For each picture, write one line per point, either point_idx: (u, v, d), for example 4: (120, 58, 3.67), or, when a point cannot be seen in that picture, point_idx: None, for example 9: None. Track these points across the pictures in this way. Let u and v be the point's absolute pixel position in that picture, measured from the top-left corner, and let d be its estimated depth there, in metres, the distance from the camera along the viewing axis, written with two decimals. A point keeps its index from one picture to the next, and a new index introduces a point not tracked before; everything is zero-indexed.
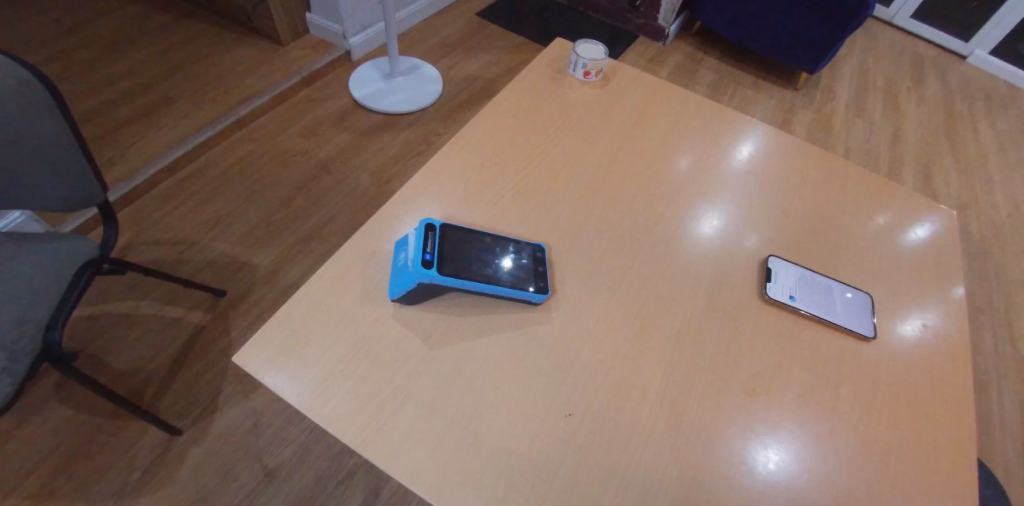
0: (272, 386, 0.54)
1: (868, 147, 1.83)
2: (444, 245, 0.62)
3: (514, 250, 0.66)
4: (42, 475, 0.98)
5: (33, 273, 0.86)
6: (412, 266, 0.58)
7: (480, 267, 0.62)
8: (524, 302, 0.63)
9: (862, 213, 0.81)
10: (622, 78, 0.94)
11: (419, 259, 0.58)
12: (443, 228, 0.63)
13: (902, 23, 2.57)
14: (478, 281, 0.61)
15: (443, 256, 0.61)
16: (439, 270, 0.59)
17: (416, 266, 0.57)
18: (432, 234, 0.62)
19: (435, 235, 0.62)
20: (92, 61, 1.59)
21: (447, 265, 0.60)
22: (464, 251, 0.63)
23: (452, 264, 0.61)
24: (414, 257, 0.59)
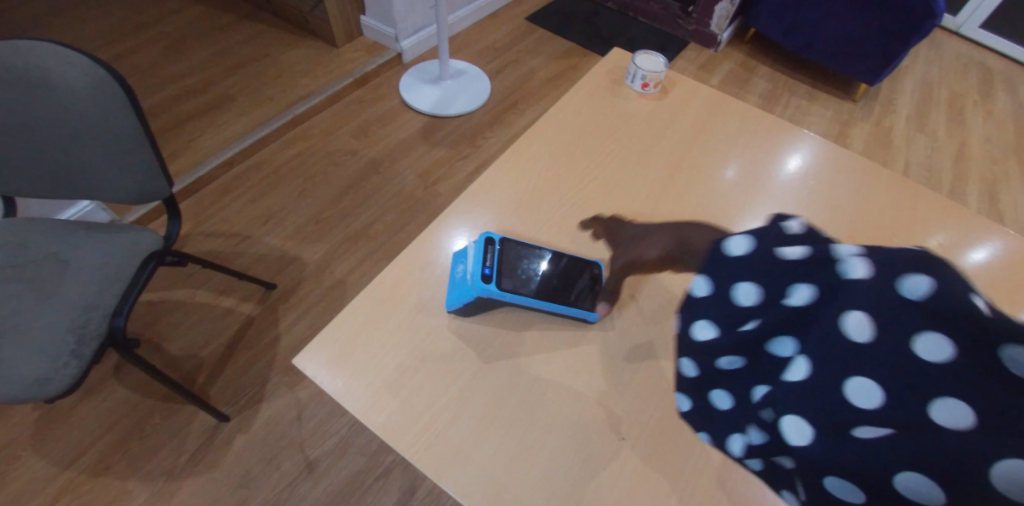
0: (332, 390, 0.56)
1: (928, 163, 1.74)
2: (501, 256, 0.63)
3: (572, 265, 0.66)
4: (100, 450, 1.04)
5: (102, 262, 0.91)
6: (469, 277, 0.59)
7: (535, 282, 0.63)
8: (581, 320, 0.63)
9: (932, 237, 0.76)
10: (681, 90, 0.92)
11: (478, 271, 0.59)
12: (501, 242, 0.64)
13: (970, 33, 2.44)
14: (535, 296, 0.61)
15: (500, 269, 0.61)
16: (497, 284, 0.59)
17: (475, 277, 0.58)
18: (491, 248, 0.62)
19: (494, 249, 0.63)
20: (161, 58, 1.67)
21: (504, 277, 0.61)
22: (521, 266, 0.63)
23: (508, 276, 0.61)
24: (473, 268, 0.59)
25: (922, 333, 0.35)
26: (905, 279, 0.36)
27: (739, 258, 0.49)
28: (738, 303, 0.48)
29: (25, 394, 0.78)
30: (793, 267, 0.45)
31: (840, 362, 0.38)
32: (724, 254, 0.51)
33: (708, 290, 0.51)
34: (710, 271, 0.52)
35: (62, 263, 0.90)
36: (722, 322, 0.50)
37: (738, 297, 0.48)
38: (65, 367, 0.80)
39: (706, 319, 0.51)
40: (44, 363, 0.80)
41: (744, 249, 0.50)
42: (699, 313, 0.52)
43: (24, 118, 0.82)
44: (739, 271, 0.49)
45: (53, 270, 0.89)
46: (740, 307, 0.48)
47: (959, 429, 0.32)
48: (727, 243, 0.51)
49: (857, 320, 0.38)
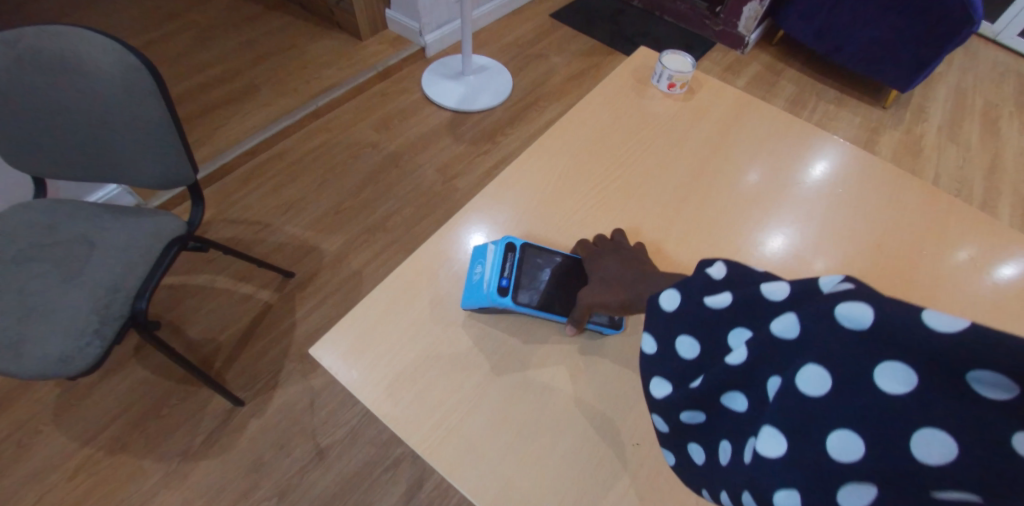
0: (346, 381, 0.56)
1: (959, 174, 1.69)
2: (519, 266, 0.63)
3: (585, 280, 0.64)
4: (119, 428, 1.06)
5: (127, 245, 0.93)
6: (487, 289, 0.59)
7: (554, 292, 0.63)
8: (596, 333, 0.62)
9: (961, 250, 0.73)
10: (708, 92, 0.91)
11: (495, 284, 0.59)
12: (522, 249, 0.64)
13: (1008, 42, 2.36)
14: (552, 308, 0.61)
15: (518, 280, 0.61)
16: (513, 296, 0.60)
17: (492, 290, 0.59)
18: (511, 256, 0.63)
19: (514, 256, 0.63)
20: (190, 47, 1.70)
21: (521, 288, 0.61)
22: (539, 275, 0.63)
23: (526, 287, 0.62)
24: (491, 279, 0.60)
25: (881, 366, 0.29)
26: (840, 308, 0.31)
27: (670, 309, 0.43)
28: (683, 358, 0.41)
29: (49, 371, 0.80)
30: (723, 315, 0.39)
31: (812, 421, 0.31)
32: (657, 307, 0.44)
33: (653, 346, 0.43)
34: (651, 325, 0.44)
35: (88, 244, 0.92)
36: (676, 378, 0.41)
37: (679, 351, 0.41)
38: (87, 346, 0.82)
39: (655, 380, 0.43)
40: (68, 342, 0.82)
41: (675, 301, 0.43)
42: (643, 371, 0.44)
43: (59, 102, 0.84)
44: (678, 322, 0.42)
45: (79, 250, 0.91)
46: (687, 362, 0.41)
47: (947, 463, 0.26)
48: (659, 299, 0.44)
49: (811, 371, 0.32)
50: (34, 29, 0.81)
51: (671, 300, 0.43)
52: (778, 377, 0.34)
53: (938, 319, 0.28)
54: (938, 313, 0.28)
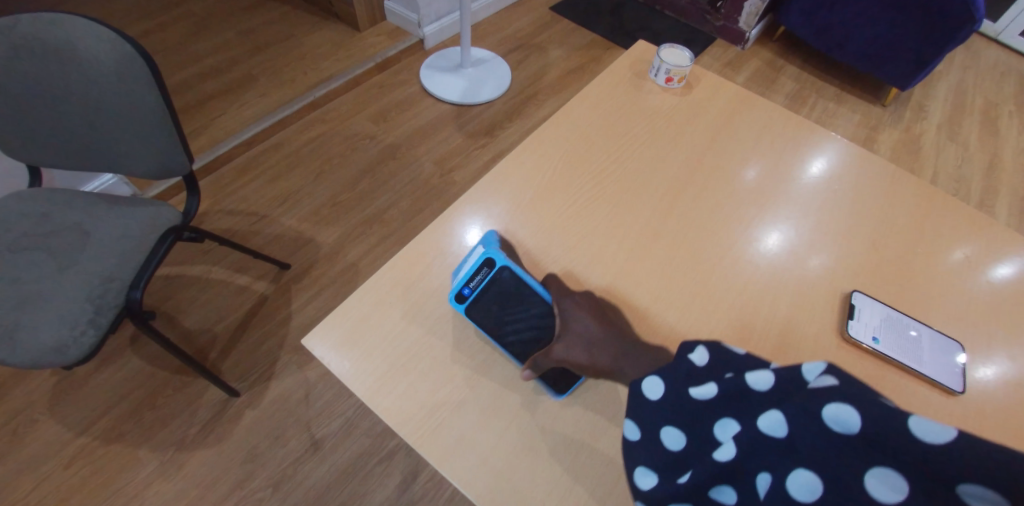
0: (339, 372, 0.56)
1: (958, 173, 1.69)
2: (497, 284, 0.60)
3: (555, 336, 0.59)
4: (114, 418, 1.06)
5: (122, 234, 0.93)
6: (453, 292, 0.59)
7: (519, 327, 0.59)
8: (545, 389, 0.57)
9: (956, 250, 0.73)
10: (706, 87, 0.90)
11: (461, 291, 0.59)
12: (499, 268, 0.60)
13: (1010, 41, 2.35)
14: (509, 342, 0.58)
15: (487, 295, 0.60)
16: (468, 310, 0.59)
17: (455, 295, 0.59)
18: (484, 271, 0.60)
19: (487, 273, 0.60)
20: (187, 36, 1.69)
21: (489, 301, 0.60)
22: (509, 300, 0.60)
23: (494, 307, 0.60)
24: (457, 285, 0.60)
25: (870, 471, 0.32)
26: (828, 408, 0.34)
27: (654, 402, 0.48)
28: (669, 451, 0.45)
29: (44, 359, 0.80)
30: (705, 408, 0.43)
31: None
32: (643, 398, 0.49)
33: (637, 433, 0.48)
34: (633, 412, 0.49)
35: (83, 233, 0.92)
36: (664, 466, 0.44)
37: (665, 443, 0.45)
38: (82, 335, 0.82)
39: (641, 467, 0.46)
40: (62, 331, 0.82)
41: (659, 392, 0.48)
42: (630, 457, 0.47)
43: (54, 90, 0.84)
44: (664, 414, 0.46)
45: (74, 239, 0.91)
46: (672, 454, 0.44)
47: None
48: (642, 386, 0.49)
49: (802, 477, 0.33)
50: (29, 16, 0.80)
51: (656, 390, 0.48)
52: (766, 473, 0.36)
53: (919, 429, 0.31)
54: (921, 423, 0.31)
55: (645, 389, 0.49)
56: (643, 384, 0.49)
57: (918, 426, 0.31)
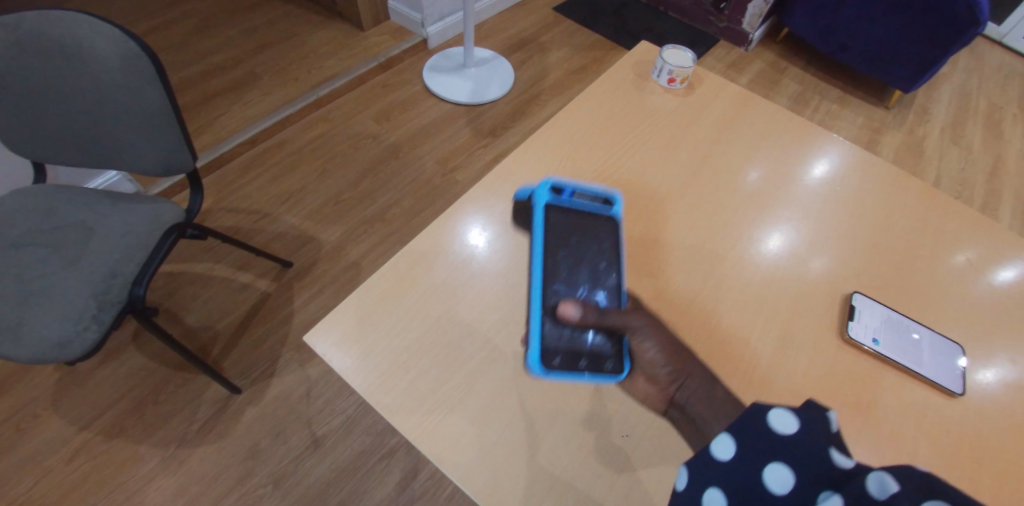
0: (339, 369, 0.56)
1: (961, 176, 1.69)
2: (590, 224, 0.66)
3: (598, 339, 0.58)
4: (116, 414, 1.07)
5: (126, 231, 0.93)
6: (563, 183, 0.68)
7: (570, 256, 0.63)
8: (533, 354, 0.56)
9: (959, 253, 0.73)
10: (709, 88, 0.90)
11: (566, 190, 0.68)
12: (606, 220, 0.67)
13: (1014, 44, 2.35)
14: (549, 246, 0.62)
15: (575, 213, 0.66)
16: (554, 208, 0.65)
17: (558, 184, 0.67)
18: (597, 210, 0.68)
19: (597, 211, 0.68)
20: (191, 34, 1.69)
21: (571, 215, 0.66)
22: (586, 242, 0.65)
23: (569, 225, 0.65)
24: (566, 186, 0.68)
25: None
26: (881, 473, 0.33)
27: (778, 436, 0.40)
28: (716, 455, 0.41)
29: (47, 354, 0.80)
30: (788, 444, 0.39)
31: None
32: (763, 424, 0.40)
33: (729, 453, 0.41)
34: (736, 428, 0.41)
35: (86, 230, 0.93)
36: (731, 486, 0.39)
37: (715, 451, 0.41)
38: (84, 331, 0.83)
39: (693, 479, 0.41)
40: (65, 327, 0.82)
41: (789, 429, 0.40)
42: (689, 461, 0.42)
43: (58, 87, 0.84)
44: (763, 448, 0.39)
45: (78, 236, 0.92)
46: (718, 459, 0.41)
47: None
48: (770, 415, 0.41)
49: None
50: (34, 13, 0.80)
51: (785, 427, 0.40)
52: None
53: (881, 485, 0.32)
54: (883, 478, 0.32)
55: (768, 419, 0.40)
56: (769, 414, 0.41)
57: (879, 479, 0.32)
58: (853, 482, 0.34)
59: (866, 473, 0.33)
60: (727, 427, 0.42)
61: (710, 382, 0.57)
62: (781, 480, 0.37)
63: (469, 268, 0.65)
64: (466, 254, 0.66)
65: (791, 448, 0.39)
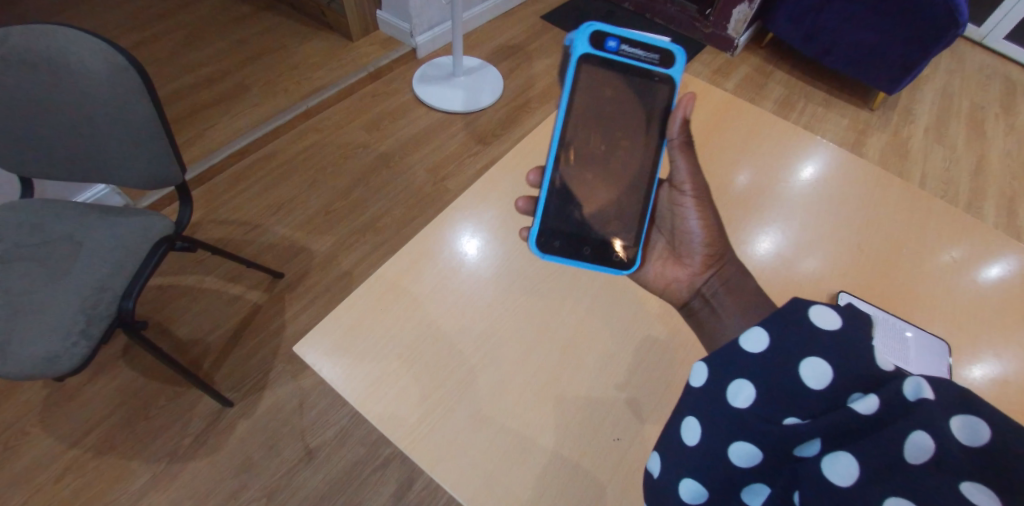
0: (329, 378, 0.56)
1: (946, 176, 1.72)
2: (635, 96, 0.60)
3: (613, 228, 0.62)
4: (105, 429, 1.05)
5: (115, 244, 0.93)
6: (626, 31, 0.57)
7: (600, 126, 0.60)
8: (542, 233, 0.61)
9: (944, 252, 0.74)
10: (694, 93, 0.92)
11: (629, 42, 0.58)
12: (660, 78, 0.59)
13: (994, 44, 2.39)
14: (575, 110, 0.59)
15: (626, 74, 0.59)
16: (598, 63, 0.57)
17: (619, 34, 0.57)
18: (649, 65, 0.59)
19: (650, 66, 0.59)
20: (180, 47, 1.69)
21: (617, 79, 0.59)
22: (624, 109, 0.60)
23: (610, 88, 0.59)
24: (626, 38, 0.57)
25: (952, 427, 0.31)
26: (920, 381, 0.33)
27: (822, 332, 0.38)
28: (741, 348, 0.40)
29: (35, 370, 0.80)
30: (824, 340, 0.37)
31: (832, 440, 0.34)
32: (803, 321, 0.39)
33: (762, 346, 0.39)
34: (773, 322, 0.40)
35: (74, 244, 0.92)
36: (760, 379, 0.38)
37: (742, 343, 0.40)
38: (73, 346, 0.82)
39: (715, 374, 0.41)
40: (53, 342, 0.81)
41: (834, 326, 0.37)
42: (711, 358, 0.42)
43: (45, 102, 0.84)
44: (801, 345, 0.38)
45: (65, 251, 0.91)
46: (743, 352, 0.40)
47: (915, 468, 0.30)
48: (811, 313, 0.39)
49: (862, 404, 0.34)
50: (20, 29, 0.80)
51: (831, 323, 0.38)
52: (794, 415, 0.36)
53: (917, 389, 0.33)
54: (921, 382, 0.33)
55: (811, 315, 0.38)
56: (811, 309, 0.39)
57: (916, 384, 0.33)
58: (891, 384, 0.34)
59: (902, 377, 0.34)
60: (762, 322, 0.40)
61: (742, 274, 0.60)
62: (811, 374, 0.36)
63: (459, 275, 0.65)
64: (455, 262, 0.66)
65: (836, 340, 0.37)
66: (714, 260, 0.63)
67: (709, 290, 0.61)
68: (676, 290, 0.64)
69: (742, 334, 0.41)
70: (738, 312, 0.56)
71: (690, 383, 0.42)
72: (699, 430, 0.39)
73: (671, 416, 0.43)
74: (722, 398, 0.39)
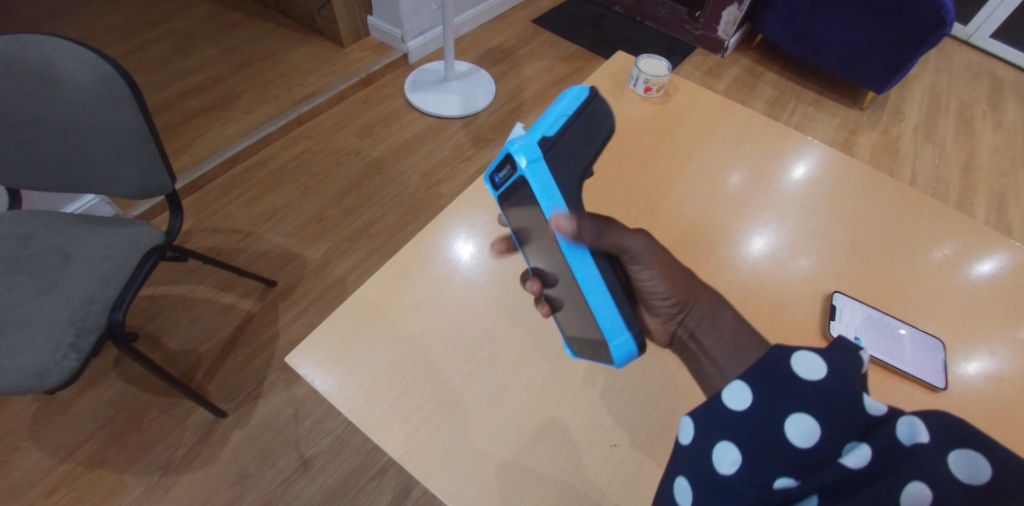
0: (323, 389, 0.56)
1: (936, 173, 1.73)
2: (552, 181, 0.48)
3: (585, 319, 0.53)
4: (96, 443, 1.04)
5: (103, 255, 0.92)
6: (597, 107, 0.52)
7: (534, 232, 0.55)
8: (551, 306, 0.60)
9: (935, 249, 0.74)
10: (684, 95, 0.92)
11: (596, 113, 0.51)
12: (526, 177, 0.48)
13: (981, 43, 2.42)
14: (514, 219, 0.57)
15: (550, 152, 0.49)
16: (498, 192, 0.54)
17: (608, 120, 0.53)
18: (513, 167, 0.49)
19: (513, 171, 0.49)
20: (169, 55, 1.68)
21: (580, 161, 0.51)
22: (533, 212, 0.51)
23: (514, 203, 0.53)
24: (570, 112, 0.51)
25: (954, 463, 0.29)
26: (909, 419, 0.31)
27: (804, 383, 0.36)
28: (727, 407, 0.38)
29: (23, 384, 0.78)
30: (814, 392, 0.35)
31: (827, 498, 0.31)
32: (786, 369, 0.37)
33: (745, 404, 0.38)
34: (753, 375, 0.38)
35: (63, 255, 0.91)
36: (746, 438, 0.36)
37: (727, 400, 0.39)
38: (63, 360, 0.81)
39: (701, 430, 0.39)
40: (41, 355, 0.80)
41: (819, 374, 0.36)
42: (696, 413, 0.40)
43: (32, 112, 0.83)
44: (784, 397, 0.36)
45: (53, 262, 0.90)
46: (730, 409, 0.38)
47: None
48: (794, 361, 0.37)
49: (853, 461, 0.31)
50: (6, 38, 0.79)
51: (811, 372, 0.36)
52: (784, 476, 0.34)
53: (910, 431, 0.31)
54: (915, 423, 0.31)
55: (791, 363, 0.37)
56: (790, 356, 0.37)
57: (909, 425, 0.31)
58: (885, 427, 0.32)
59: (895, 419, 0.32)
60: (743, 374, 0.39)
61: (716, 310, 0.57)
62: (802, 434, 0.34)
63: (453, 282, 0.64)
64: (449, 268, 0.65)
65: (818, 392, 0.35)
66: (682, 300, 0.57)
67: (686, 331, 0.57)
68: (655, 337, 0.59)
69: (723, 389, 0.39)
70: (723, 355, 0.54)
71: (679, 441, 0.41)
72: (691, 496, 0.38)
73: (664, 477, 0.41)
74: (709, 463, 0.37)
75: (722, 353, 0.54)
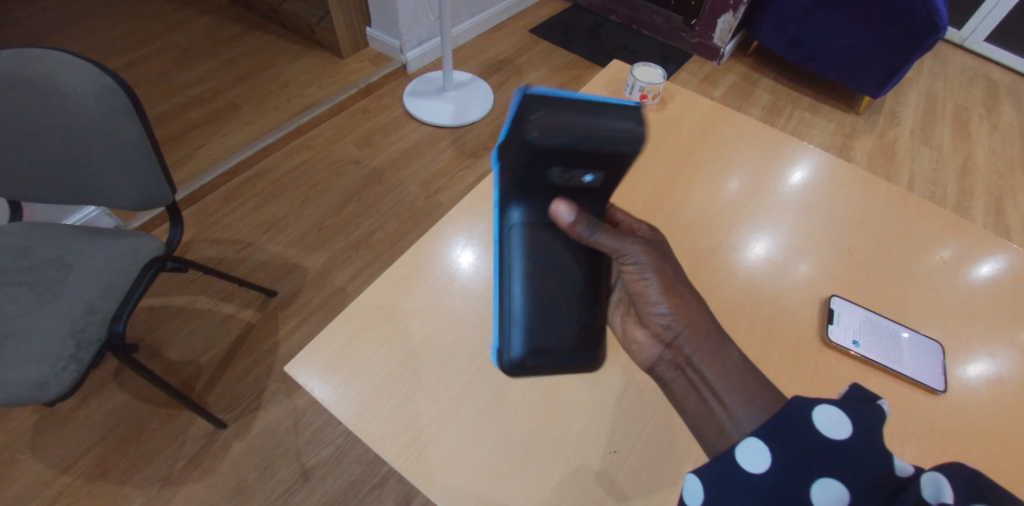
0: (321, 398, 0.55)
1: (934, 176, 1.74)
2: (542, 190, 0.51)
3: None
4: (97, 455, 1.03)
5: (105, 267, 0.92)
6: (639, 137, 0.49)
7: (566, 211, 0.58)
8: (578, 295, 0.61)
9: (935, 252, 0.75)
10: (680, 101, 0.93)
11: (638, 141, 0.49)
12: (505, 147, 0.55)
13: (975, 47, 2.45)
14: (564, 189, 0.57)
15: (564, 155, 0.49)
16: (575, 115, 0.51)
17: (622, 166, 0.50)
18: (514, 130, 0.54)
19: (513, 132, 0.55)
20: (169, 67, 1.70)
21: (586, 181, 0.52)
22: None
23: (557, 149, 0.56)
24: (591, 129, 0.48)
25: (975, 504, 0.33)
26: (932, 474, 0.35)
27: (831, 442, 0.38)
28: (749, 469, 0.38)
29: (22, 396, 0.78)
30: (837, 449, 0.37)
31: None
32: (810, 426, 0.39)
33: (763, 465, 0.38)
34: (770, 434, 0.39)
35: (63, 266, 0.91)
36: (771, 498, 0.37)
37: (748, 463, 0.39)
38: (63, 372, 0.81)
39: (716, 490, 0.39)
40: (40, 367, 0.80)
41: (843, 434, 0.38)
42: (711, 476, 0.40)
43: (34, 125, 0.84)
44: (810, 456, 0.37)
45: (55, 273, 0.90)
46: (753, 470, 0.38)
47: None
48: (818, 419, 0.39)
49: None
50: (10, 52, 0.80)
51: (836, 431, 0.38)
52: None
53: (937, 489, 0.34)
54: (939, 481, 0.34)
55: (815, 418, 0.39)
56: (816, 411, 0.39)
57: (935, 482, 0.34)
58: (910, 489, 0.35)
59: (917, 480, 0.35)
60: (757, 432, 0.40)
61: (720, 340, 0.49)
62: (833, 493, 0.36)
63: (451, 289, 0.65)
64: (447, 275, 0.66)
65: (842, 448, 0.37)
66: (679, 317, 0.52)
67: (682, 358, 0.51)
68: (645, 354, 0.55)
69: (739, 450, 0.39)
70: (724, 390, 0.47)
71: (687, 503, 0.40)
72: None
73: None
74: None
75: (719, 384, 0.47)
